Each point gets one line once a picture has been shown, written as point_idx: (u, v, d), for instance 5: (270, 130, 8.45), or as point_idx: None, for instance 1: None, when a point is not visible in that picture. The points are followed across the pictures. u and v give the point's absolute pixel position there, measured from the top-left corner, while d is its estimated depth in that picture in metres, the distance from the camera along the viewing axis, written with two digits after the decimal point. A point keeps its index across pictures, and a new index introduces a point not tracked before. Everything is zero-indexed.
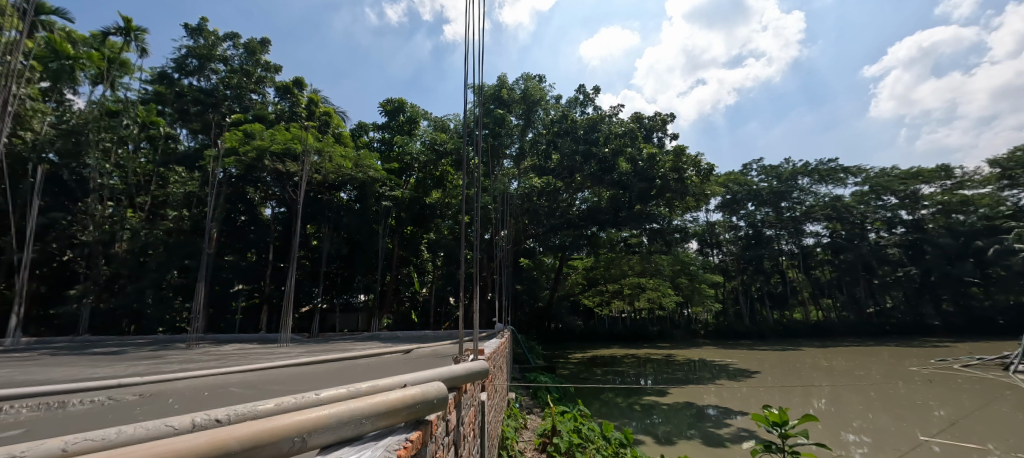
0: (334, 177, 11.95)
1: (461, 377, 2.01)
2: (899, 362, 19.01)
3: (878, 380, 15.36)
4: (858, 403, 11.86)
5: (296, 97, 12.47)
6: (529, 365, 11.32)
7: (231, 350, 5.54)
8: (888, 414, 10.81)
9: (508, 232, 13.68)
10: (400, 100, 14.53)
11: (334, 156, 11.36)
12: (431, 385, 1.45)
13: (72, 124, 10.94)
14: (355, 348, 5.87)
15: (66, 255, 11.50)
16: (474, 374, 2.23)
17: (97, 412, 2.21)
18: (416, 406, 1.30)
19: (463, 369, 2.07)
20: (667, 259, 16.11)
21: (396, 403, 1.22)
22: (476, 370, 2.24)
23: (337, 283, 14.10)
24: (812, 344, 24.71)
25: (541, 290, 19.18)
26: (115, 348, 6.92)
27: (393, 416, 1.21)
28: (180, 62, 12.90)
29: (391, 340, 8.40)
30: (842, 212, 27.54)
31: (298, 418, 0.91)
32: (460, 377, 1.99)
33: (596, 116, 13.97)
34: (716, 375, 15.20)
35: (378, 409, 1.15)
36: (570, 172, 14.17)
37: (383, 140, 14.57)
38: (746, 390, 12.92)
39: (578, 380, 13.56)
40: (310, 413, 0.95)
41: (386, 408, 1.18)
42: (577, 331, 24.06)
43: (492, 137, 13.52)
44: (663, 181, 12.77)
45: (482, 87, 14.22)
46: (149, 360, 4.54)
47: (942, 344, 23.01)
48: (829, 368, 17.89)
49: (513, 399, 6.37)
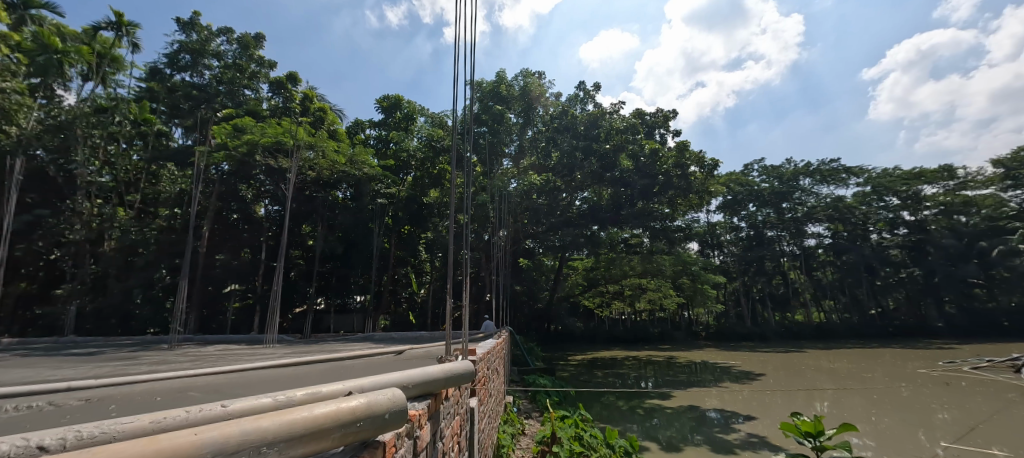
0: (328, 175, 11.69)
1: (434, 381, 1.74)
2: (906, 364, 18.69)
3: (885, 382, 15.04)
4: (866, 407, 11.54)
5: (290, 92, 12.17)
6: (528, 367, 10.99)
7: (212, 351, 5.24)
8: (899, 417, 10.47)
9: (507, 231, 13.40)
10: (397, 96, 14.23)
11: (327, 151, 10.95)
12: (383, 394, 1.16)
13: (61, 119, 10.68)
14: (343, 350, 5.57)
15: (55, 253, 11.12)
16: (453, 377, 1.95)
17: (22, 420, 1.89)
18: (354, 424, 0.98)
19: (438, 373, 1.80)
20: (669, 258, 15.81)
21: (326, 421, 0.90)
22: (455, 373, 1.97)
23: (332, 283, 13.79)
24: (815, 345, 24.42)
25: (540, 291, 18.90)
26: (94, 349, 6.60)
27: (321, 440, 0.88)
28: (172, 57, 12.66)
29: (385, 342, 8.11)
30: (844, 213, 27.30)
31: (137, 446, 0.57)
32: (432, 382, 1.73)
33: (597, 112, 13.73)
34: (719, 377, 14.89)
35: (296, 429, 0.82)
36: (570, 170, 13.91)
37: (380, 137, 14.28)
38: (751, 393, 12.60)
39: (579, 382, 13.24)
40: (168, 438, 0.62)
41: (307, 429, 0.85)
42: (577, 333, 23.77)
43: (491, 135, 13.43)
44: (666, 178, 12.52)
45: (480, 83, 13.96)
46: (119, 361, 4.25)
47: (948, 346, 22.70)
48: (833, 370, 17.59)
49: (511, 404, 6.08)
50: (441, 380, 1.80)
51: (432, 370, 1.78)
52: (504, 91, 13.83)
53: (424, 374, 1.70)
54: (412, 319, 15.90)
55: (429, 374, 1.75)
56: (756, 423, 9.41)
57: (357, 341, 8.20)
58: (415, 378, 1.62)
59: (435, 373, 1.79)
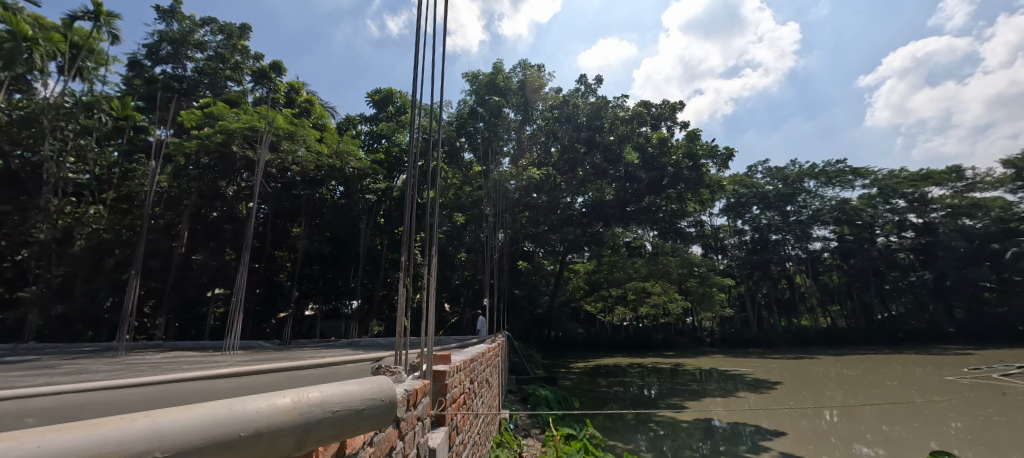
0: (314, 169, 10.99)
1: (263, 442, 0.81)
2: (925, 371, 17.87)
3: (907, 391, 14.24)
4: (896, 418, 10.70)
5: (275, 83, 11.53)
6: (528, 375, 10.20)
7: (156, 358, 4.46)
8: (934, 430, 9.64)
9: (506, 231, 12.76)
10: (389, 89, 13.63)
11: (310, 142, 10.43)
12: None
13: (30, 110, 10.02)
14: (312, 356, 4.79)
15: (21, 254, 10.44)
16: (335, 423, 1.04)
17: None
18: None
19: (283, 417, 0.87)
20: (675, 259, 15.10)
21: None
22: (338, 414, 1.05)
23: (320, 286, 13.02)
24: (826, 352, 23.57)
25: (540, 295, 18.14)
26: (36, 356, 5.80)
27: None
28: (152, 47, 12.04)
29: (369, 348, 7.34)
30: (851, 215, 26.64)
31: None
32: (254, 446, 0.79)
33: (601, 103, 13.10)
34: (733, 386, 14.01)
35: None
36: (571, 167, 13.28)
37: (372, 133, 13.67)
38: (768, 403, 11.76)
39: (583, 391, 12.46)
40: None
41: None
42: (578, 339, 22.99)
43: (489, 130, 12.79)
44: (675, 170, 11.91)
45: (477, 75, 13.32)
46: (29, 371, 3.48)
47: (965, 352, 21.87)
48: (849, 378, 16.80)
49: (507, 420, 5.33)
50: (286, 434, 0.86)
51: (267, 411, 0.84)
52: (502, 83, 13.16)
53: (226, 425, 0.75)
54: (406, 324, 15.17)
55: (256, 421, 0.81)
56: (770, 435, 8.73)
57: (337, 348, 7.45)
58: (199, 430, 0.68)
59: (278, 416, 0.86)
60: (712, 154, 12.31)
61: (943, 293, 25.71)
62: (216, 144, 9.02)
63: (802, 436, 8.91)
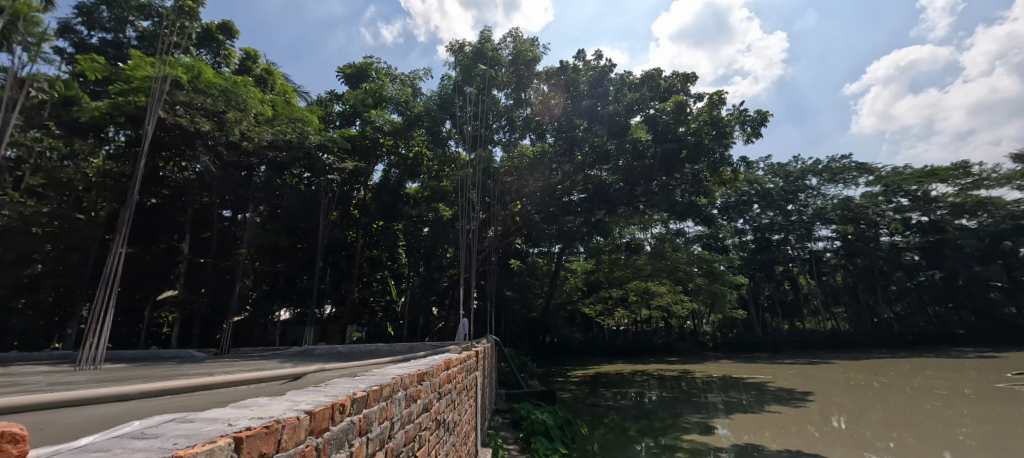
0: (264, 147, 9.35)
1: None
2: (954, 375, 16.42)
3: (947, 397, 12.77)
4: (958, 427, 9.21)
5: (225, 50, 10.55)
6: (520, 390, 8.64)
7: None
8: (1011, 442, 8.06)
9: (494, 222, 11.33)
10: (362, 62, 12.88)
11: (252, 101, 8.81)
12: None
13: None
14: (192, 374, 3.27)
15: None
16: None
17: None
18: None
19: None
20: (682, 256, 13.73)
21: None
22: None
23: (280, 285, 11.82)
24: (837, 356, 22.28)
25: (534, 298, 16.67)
26: None
27: None
28: (86, 9, 10.42)
29: (318, 359, 5.72)
30: (856, 213, 25.45)
31: None
32: None
33: (603, 72, 11.73)
34: (755, 397, 12.44)
35: None
36: (569, 149, 11.80)
37: (345, 115, 12.48)
38: (799, 414, 10.23)
39: (586, 405, 10.94)
40: None
41: None
42: (576, 345, 21.46)
43: (477, 101, 11.08)
44: (697, 140, 10.44)
45: (460, 45, 11.57)
46: None
47: (986, 354, 20.62)
48: (874, 384, 15.36)
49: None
50: None
51: None
52: (489, 50, 11.25)
53: None
54: (390, 330, 14.44)
55: None
56: (783, 452, 7.32)
57: (276, 358, 5.98)
58: None
59: None
60: (740, 121, 10.77)
61: (954, 292, 24.60)
62: (124, 103, 7.56)
63: (817, 450, 7.53)
